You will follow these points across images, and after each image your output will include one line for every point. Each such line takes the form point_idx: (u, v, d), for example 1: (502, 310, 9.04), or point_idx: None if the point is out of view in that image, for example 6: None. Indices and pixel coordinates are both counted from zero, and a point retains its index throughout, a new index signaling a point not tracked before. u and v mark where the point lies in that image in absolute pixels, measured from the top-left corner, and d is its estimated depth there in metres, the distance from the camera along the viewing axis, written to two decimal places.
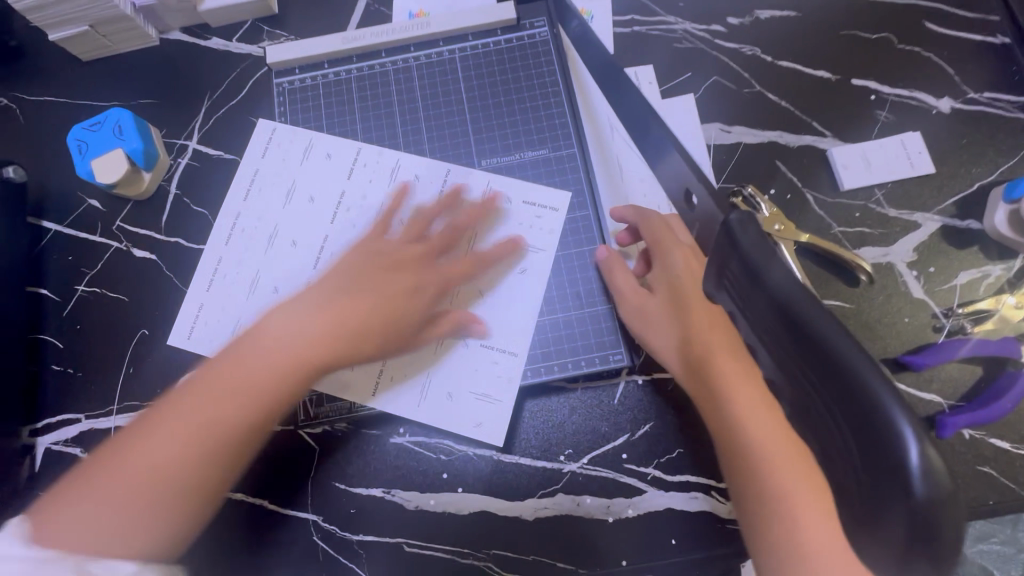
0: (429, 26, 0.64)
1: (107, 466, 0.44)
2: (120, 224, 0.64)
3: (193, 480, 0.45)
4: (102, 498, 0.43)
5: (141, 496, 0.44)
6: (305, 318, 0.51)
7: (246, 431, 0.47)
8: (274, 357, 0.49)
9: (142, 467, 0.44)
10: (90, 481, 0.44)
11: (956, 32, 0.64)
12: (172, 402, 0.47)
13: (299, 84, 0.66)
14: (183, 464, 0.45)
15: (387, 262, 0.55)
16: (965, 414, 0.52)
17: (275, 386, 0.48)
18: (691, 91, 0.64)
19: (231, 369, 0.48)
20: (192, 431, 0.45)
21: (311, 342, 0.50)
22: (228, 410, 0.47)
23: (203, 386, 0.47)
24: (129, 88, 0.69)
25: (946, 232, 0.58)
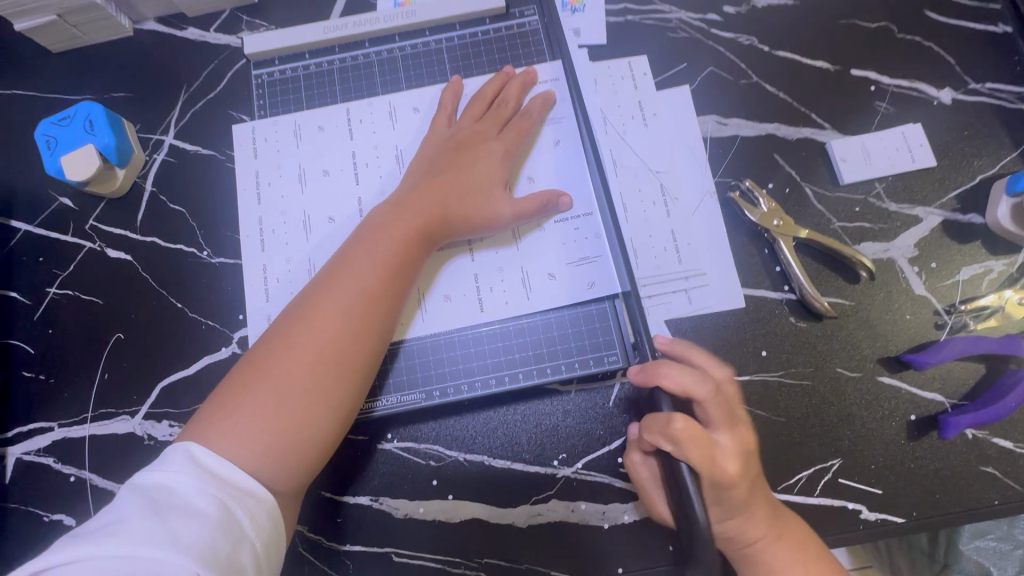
0: (414, 15, 0.62)
1: (221, 413, 0.42)
2: (93, 223, 0.61)
3: (336, 380, 0.45)
4: (252, 431, 0.42)
5: (304, 419, 0.43)
6: (378, 236, 0.50)
7: (370, 325, 0.47)
8: (358, 279, 0.48)
9: (270, 400, 0.43)
10: (230, 407, 0.42)
11: (957, 22, 0.62)
12: (289, 323, 0.46)
13: (279, 75, 0.63)
14: (325, 387, 0.44)
15: (447, 163, 0.55)
16: (968, 414, 0.51)
17: (391, 280, 0.49)
18: (687, 82, 0.62)
19: (318, 301, 0.47)
20: (315, 358, 0.44)
21: (401, 239, 0.50)
22: (338, 334, 0.45)
23: (311, 304, 0.47)
24: (102, 80, 0.66)
25: (946, 226, 0.57)
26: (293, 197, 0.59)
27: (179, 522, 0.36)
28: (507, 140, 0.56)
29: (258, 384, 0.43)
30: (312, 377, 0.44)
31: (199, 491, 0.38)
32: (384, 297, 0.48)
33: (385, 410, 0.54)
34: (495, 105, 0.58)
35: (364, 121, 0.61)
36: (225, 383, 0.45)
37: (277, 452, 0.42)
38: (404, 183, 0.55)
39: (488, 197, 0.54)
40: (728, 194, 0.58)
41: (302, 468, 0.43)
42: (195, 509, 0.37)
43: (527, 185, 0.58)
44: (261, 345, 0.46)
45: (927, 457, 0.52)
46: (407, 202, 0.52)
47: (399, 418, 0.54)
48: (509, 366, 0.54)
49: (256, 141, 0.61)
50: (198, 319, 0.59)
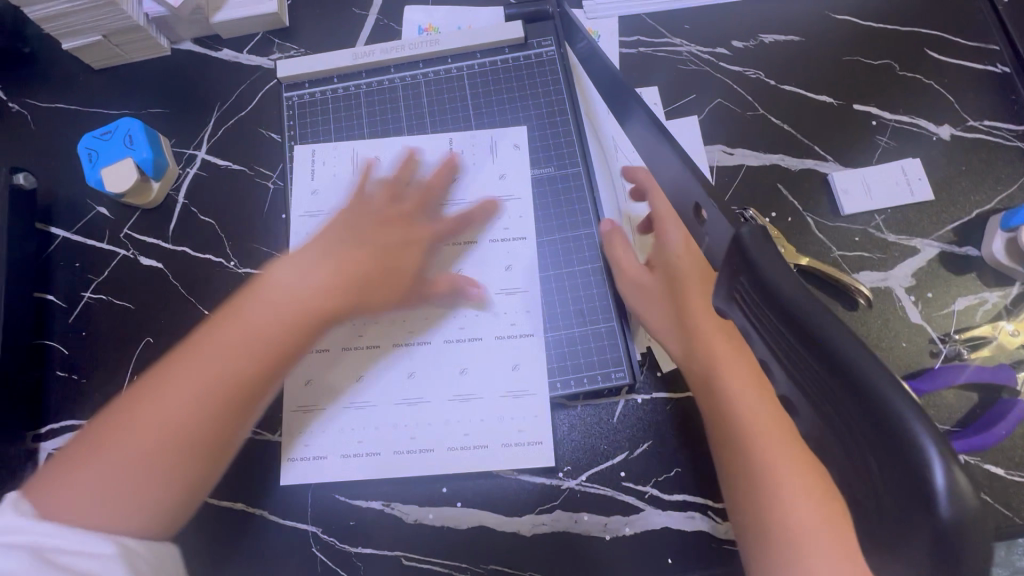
0: (437, 44, 0.65)
1: (91, 457, 0.43)
2: (127, 232, 0.65)
3: (211, 427, 0.46)
4: (92, 486, 0.42)
5: (167, 465, 0.44)
6: (269, 295, 0.51)
7: (261, 378, 0.48)
8: (226, 349, 0.48)
9: (141, 444, 0.44)
10: (98, 451, 0.44)
11: (957, 61, 0.65)
12: (160, 372, 0.47)
13: (308, 98, 0.66)
14: (174, 455, 0.44)
15: (375, 219, 0.57)
16: (961, 440, 0.52)
17: (279, 340, 0.49)
18: (695, 112, 0.65)
19: (200, 356, 0.47)
20: (183, 424, 0.45)
21: (303, 297, 0.51)
22: (211, 404, 0.46)
23: (190, 351, 0.48)
24: (140, 96, 0.69)
25: (943, 258, 0.59)
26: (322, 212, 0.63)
27: (67, 559, 0.37)
28: (429, 229, 0.58)
29: (130, 427, 0.44)
30: (160, 446, 0.44)
31: (80, 531, 0.39)
32: (262, 373, 0.48)
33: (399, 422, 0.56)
34: (403, 190, 0.60)
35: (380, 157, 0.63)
36: (101, 420, 0.46)
37: (125, 513, 0.42)
38: (309, 249, 0.55)
39: (414, 280, 0.56)
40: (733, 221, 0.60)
41: (147, 518, 0.43)
42: (82, 548, 0.38)
43: (502, 234, 0.60)
44: (141, 387, 0.47)
45: None
46: (317, 274, 0.53)
47: (403, 432, 0.55)
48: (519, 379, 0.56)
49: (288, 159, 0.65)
50: None
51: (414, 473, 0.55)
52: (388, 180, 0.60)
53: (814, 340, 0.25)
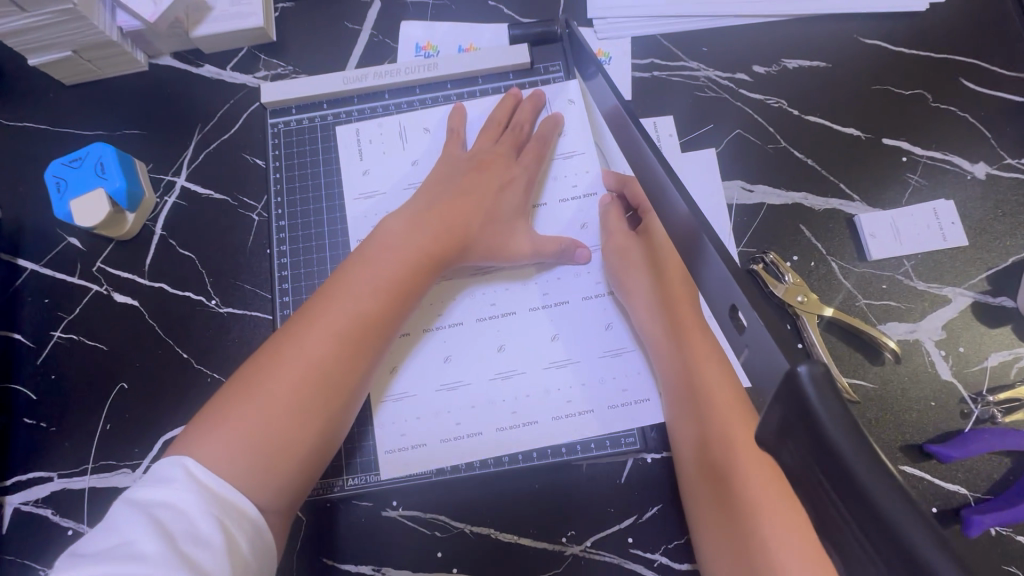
0: (435, 68, 0.60)
1: (207, 427, 0.42)
2: (100, 266, 0.60)
3: (340, 384, 0.45)
4: (228, 446, 0.41)
5: (302, 424, 0.43)
6: (386, 255, 0.48)
7: (373, 338, 0.47)
8: (357, 301, 0.46)
9: (268, 408, 0.43)
10: (232, 416, 0.42)
11: (993, 92, 0.61)
12: (296, 339, 0.45)
13: (295, 125, 0.61)
14: (315, 412, 0.44)
15: (473, 164, 0.54)
16: (993, 513, 0.49)
17: (386, 301, 0.47)
18: (712, 144, 0.60)
19: (319, 316, 0.46)
20: (303, 381, 0.44)
21: (401, 255, 0.48)
22: (331, 357, 0.45)
23: (297, 320, 0.46)
24: (115, 116, 0.64)
25: (976, 309, 0.55)
26: (312, 250, 0.59)
27: (191, 548, 0.36)
28: (528, 167, 0.56)
29: (252, 398, 0.43)
30: (296, 402, 0.43)
31: (205, 513, 0.38)
32: (383, 324, 0.47)
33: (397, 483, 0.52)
34: (509, 130, 0.57)
35: (429, 128, 0.60)
36: (236, 376, 0.45)
37: (255, 472, 0.41)
38: (418, 197, 0.53)
39: (512, 227, 0.53)
40: (752, 266, 0.56)
41: (284, 485, 0.43)
42: (201, 533, 0.37)
43: (570, 192, 0.57)
44: (254, 358, 0.45)
45: None
46: (421, 219, 0.50)
47: (405, 490, 0.53)
48: (521, 441, 0.52)
49: (275, 191, 0.60)
50: (204, 370, 0.57)
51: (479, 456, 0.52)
52: (491, 118, 0.57)
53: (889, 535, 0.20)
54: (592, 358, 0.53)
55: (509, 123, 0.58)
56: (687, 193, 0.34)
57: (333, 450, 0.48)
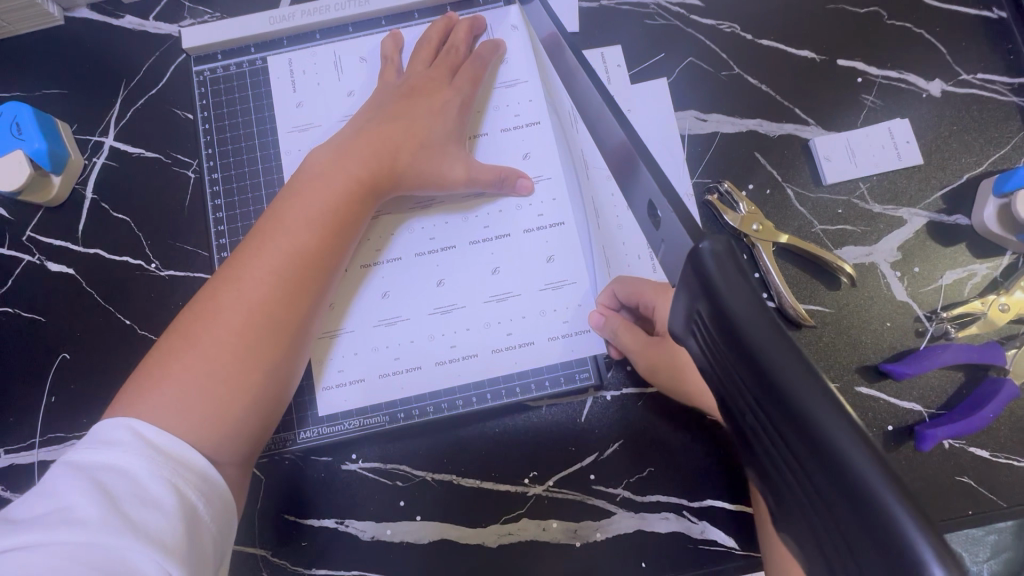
0: (367, 3, 0.56)
1: (150, 382, 0.40)
2: (30, 235, 0.57)
3: (287, 324, 0.44)
4: (179, 398, 0.39)
5: (252, 367, 0.42)
6: (318, 185, 0.47)
7: (317, 273, 0.45)
8: (293, 236, 0.45)
9: (213, 355, 0.41)
10: (174, 366, 0.40)
11: (949, 6, 0.59)
12: (233, 281, 0.43)
13: (223, 72, 0.57)
14: (267, 354, 0.43)
15: (405, 92, 0.52)
16: (945, 426, 0.49)
17: (323, 232, 0.46)
18: (664, 74, 0.58)
19: (254, 255, 0.44)
20: (247, 322, 0.42)
21: (335, 185, 0.47)
22: (274, 295, 0.43)
23: (233, 264, 0.44)
24: (33, 76, 0.60)
25: (931, 229, 0.55)
26: (251, 204, 0.56)
27: (135, 512, 0.34)
28: (462, 89, 0.53)
29: (194, 343, 0.41)
30: (245, 344, 0.42)
31: (153, 475, 0.35)
32: (324, 258, 0.46)
33: (347, 432, 0.51)
34: (443, 52, 0.54)
35: (366, 59, 0.57)
36: (173, 328, 0.43)
37: (211, 421, 0.40)
38: (347, 129, 0.51)
39: (444, 151, 0.50)
40: (706, 197, 0.55)
41: (237, 434, 0.41)
42: (150, 496, 0.34)
43: (513, 121, 0.55)
44: (191, 308, 0.43)
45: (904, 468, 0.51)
46: (351, 149, 0.48)
47: (356, 439, 0.51)
48: (473, 380, 0.51)
49: (208, 145, 0.57)
50: (149, 336, 0.55)
51: (428, 389, 0.51)
52: (423, 39, 0.54)
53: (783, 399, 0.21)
54: (538, 288, 0.52)
55: (442, 45, 0.55)
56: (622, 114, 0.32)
57: (288, 397, 0.46)
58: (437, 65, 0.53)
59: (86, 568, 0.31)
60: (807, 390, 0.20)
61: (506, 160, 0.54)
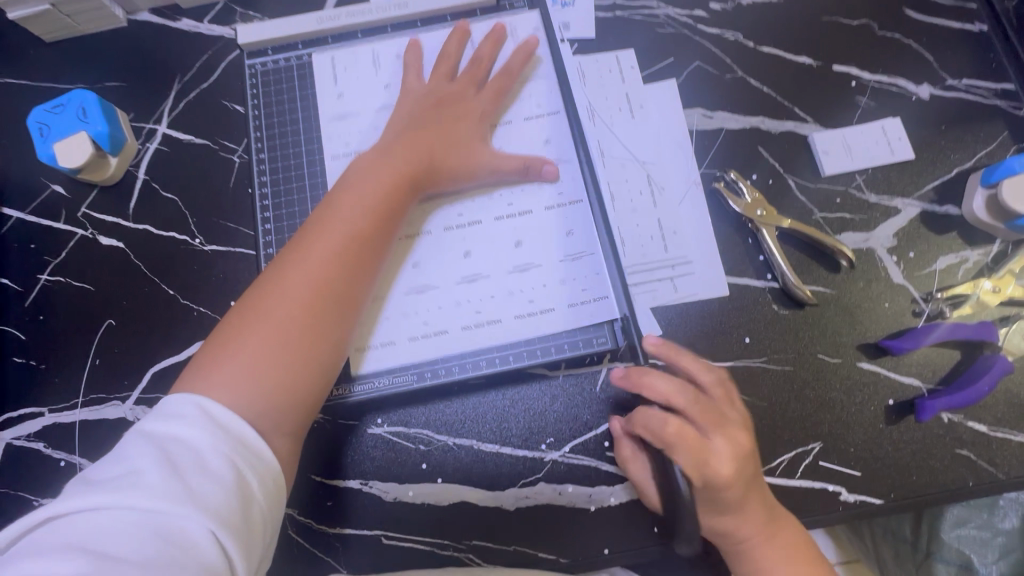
0: (406, 7, 0.62)
1: (214, 360, 0.43)
2: (85, 211, 0.62)
3: (340, 307, 0.47)
4: (244, 374, 0.42)
5: (308, 347, 0.45)
6: (365, 182, 0.50)
7: (364, 263, 0.48)
8: (342, 227, 0.48)
9: (273, 334, 0.44)
10: (236, 344, 0.43)
11: (934, 20, 0.64)
12: (286, 269, 0.46)
13: (271, 66, 0.63)
14: (323, 336, 0.46)
15: (437, 97, 0.57)
16: (943, 397, 0.52)
17: (371, 224, 0.49)
18: (674, 76, 0.63)
19: (305, 244, 0.47)
20: (303, 303, 0.45)
21: (381, 183, 0.50)
22: (325, 279, 0.46)
23: (287, 254, 0.47)
24: (96, 70, 0.66)
25: (925, 218, 0.58)
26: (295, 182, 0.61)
27: (194, 482, 0.36)
28: (483, 101, 0.58)
29: (253, 325, 0.44)
30: (303, 324, 0.45)
31: (215, 450, 0.38)
32: (369, 237, 0.49)
33: (376, 390, 0.54)
34: (468, 64, 0.59)
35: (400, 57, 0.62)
36: (231, 311, 0.46)
37: (275, 393, 0.43)
38: (389, 133, 0.55)
39: (474, 145, 0.55)
40: (714, 184, 0.59)
41: (293, 407, 0.44)
42: (210, 469, 0.37)
43: (536, 112, 0.60)
44: (249, 293, 0.46)
45: (904, 440, 0.53)
46: (390, 148, 0.53)
47: (383, 400, 0.54)
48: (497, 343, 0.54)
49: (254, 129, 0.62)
50: (190, 306, 0.59)
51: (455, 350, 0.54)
52: (450, 52, 0.60)
53: None
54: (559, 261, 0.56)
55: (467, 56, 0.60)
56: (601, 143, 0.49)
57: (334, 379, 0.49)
58: (464, 68, 0.59)
59: (148, 533, 0.34)
60: None
61: (530, 148, 0.59)
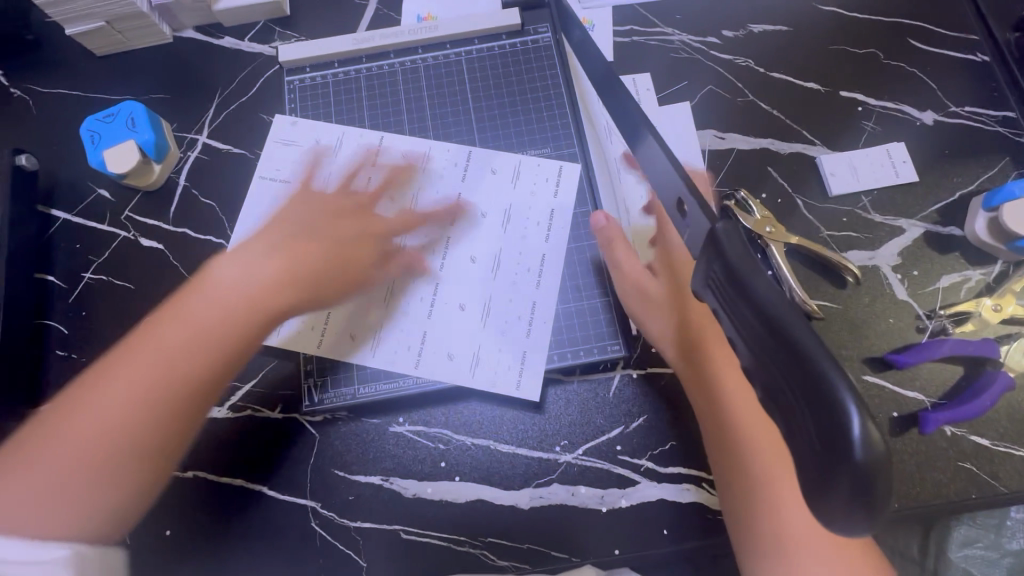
0: (436, 30, 0.67)
1: (18, 461, 0.43)
2: (128, 214, 0.65)
3: (159, 439, 0.45)
4: (35, 490, 0.42)
5: (114, 478, 0.43)
6: (228, 295, 0.49)
7: (202, 383, 0.47)
8: (179, 347, 0.47)
9: (68, 452, 0.43)
10: (34, 458, 0.43)
11: (938, 50, 0.67)
12: (105, 381, 0.45)
13: (309, 82, 0.67)
14: (118, 468, 0.44)
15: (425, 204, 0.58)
16: (946, 410, 0.54)
17: (218, 340, 0.48)
18: (687, 98, 0.67)
19: (136, 353, 0.46)
20: (118, 427, 0.44)
21: (246, 297, 0.50)
22: (153, 401, 0.45)
23: (119, 361, 0.46)
24: (142, 83, 0.70)
25: (928, 238, 0.61)
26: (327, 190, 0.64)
27: None
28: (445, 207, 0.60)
29: (57, 440, 0.43)
30: (105, 451, 0.43)
31: None
32: (225, 349, 0.48)
33: (400, 390, 0.57)
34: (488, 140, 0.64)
35: (428, 79, 0.67)
36: (52, 408, 0.46)
37: (67, 518, 0.42)
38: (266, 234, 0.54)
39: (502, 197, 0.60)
40: (725, 203, 0.62)
41: (95, 526, 0.43)
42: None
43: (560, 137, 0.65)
44: (74, 390, 0.46)
45: (908, 452, 0.55)
46: (275, 258, 0.52)
47: (405, 401, 0.57)
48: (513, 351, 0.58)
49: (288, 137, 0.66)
50: None
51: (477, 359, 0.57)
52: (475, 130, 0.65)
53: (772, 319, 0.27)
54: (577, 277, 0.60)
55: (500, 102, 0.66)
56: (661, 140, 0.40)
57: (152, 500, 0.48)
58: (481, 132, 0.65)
59: None
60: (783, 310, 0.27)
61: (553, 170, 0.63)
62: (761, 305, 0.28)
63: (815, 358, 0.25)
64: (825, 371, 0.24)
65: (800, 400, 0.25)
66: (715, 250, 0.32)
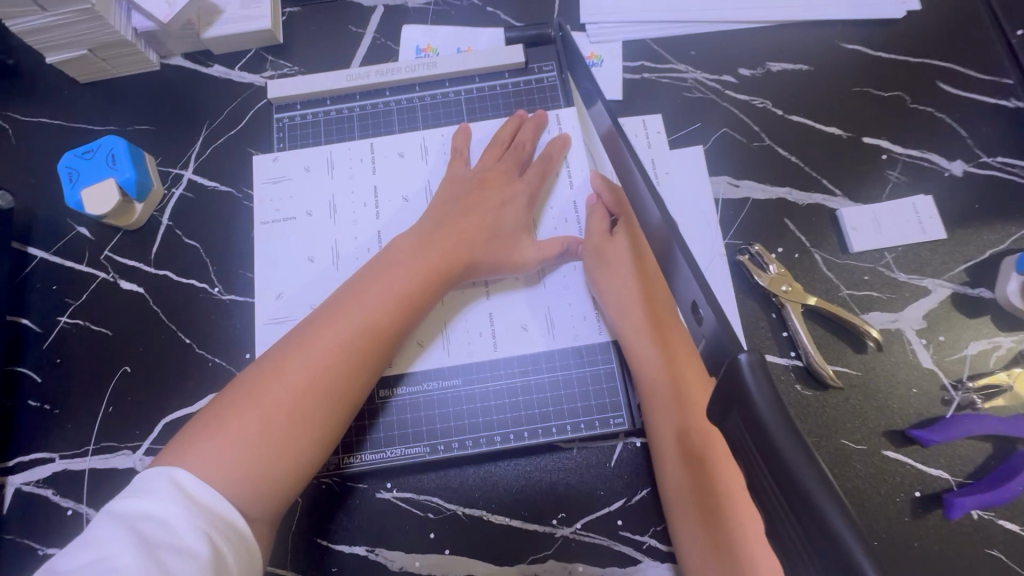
0: (434, 67, 0.64)
1: (204, 435, 0.42)
2: (108, 255, 0.62)
3: (350, 390, 0.46)
4: (229, 454, 0.41)
5: (276, 442, 0.43)
6: (403, 261, 0.51)
7: (389, 334, 0.48)
8: (375, 308, 0.48)
9: (266, 417, 0.43)
10: (228, 423, 0.42)
11: (969, 95, 0.63)
12: (310, 341, 0.46)
13: (300, 119, 0.65)
14: (315, 420, 0.44)
15: (480, 183, 0.57)
16: (975, 495, 0.50)
17: (413, 295, 0.50)
18: (700, 142, 0.63)
19: (330, 316, 0.47)
20: (308, 385, 0.44)
21: (429, 257, 0.51)
22: (355, 355, 0.46)
23: (315, 326, 0.47)
24: (127, 113, 0.67)
25: (956, 300, 0.57)
26: (317, 233, 0.61)
27: (166, 558, 0.35)
28: (530, 183, 0.58)
29: (253, 404, 0.43)
30: (305, 407, 0.44)
31: (190, 525, 0.37)
32: (391, 333, 0.48)
33: (387, 459, 0.54)
34: (512, 149, 0.60)
35: (425, 118, 0.64)
36: (229, 388, 0.45)
37: (249, 482, 0.41)
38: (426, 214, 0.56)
39: (518, 240, 0.56)
40: (737, 257, 0.58)
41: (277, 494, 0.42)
42: (187, 547, 0.36)
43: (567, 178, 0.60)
44: (257, 366, 0.46)
45: (932, 536, 0.51)
46: (437, 230, 0.53)
47: (394, 467, 0.54)
48: (511, 420, 0.54)
49: (276, 174, 0.63)
50: (206, 356, 0.59)
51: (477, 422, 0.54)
52: (496, 137, 0.60)
53: (786, 475, 0.26)
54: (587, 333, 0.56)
55: (512, 140, 0.61)
56: (670, 223, 0.39)
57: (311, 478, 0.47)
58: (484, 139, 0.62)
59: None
60: (800, 464, 0.25)
61: (558, 216, 0.59)
62: (770, 443, 0.27)
63: (833, 524, 0.24)
64: (842, 538, 0.23)
65: (800, 535, 0.25)
66: (734, 384, 0.29)
